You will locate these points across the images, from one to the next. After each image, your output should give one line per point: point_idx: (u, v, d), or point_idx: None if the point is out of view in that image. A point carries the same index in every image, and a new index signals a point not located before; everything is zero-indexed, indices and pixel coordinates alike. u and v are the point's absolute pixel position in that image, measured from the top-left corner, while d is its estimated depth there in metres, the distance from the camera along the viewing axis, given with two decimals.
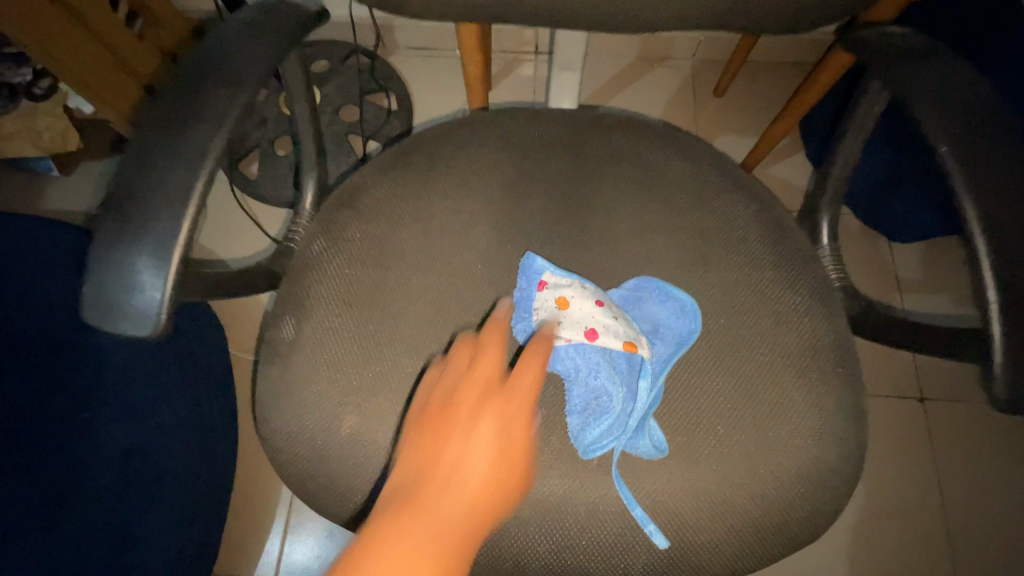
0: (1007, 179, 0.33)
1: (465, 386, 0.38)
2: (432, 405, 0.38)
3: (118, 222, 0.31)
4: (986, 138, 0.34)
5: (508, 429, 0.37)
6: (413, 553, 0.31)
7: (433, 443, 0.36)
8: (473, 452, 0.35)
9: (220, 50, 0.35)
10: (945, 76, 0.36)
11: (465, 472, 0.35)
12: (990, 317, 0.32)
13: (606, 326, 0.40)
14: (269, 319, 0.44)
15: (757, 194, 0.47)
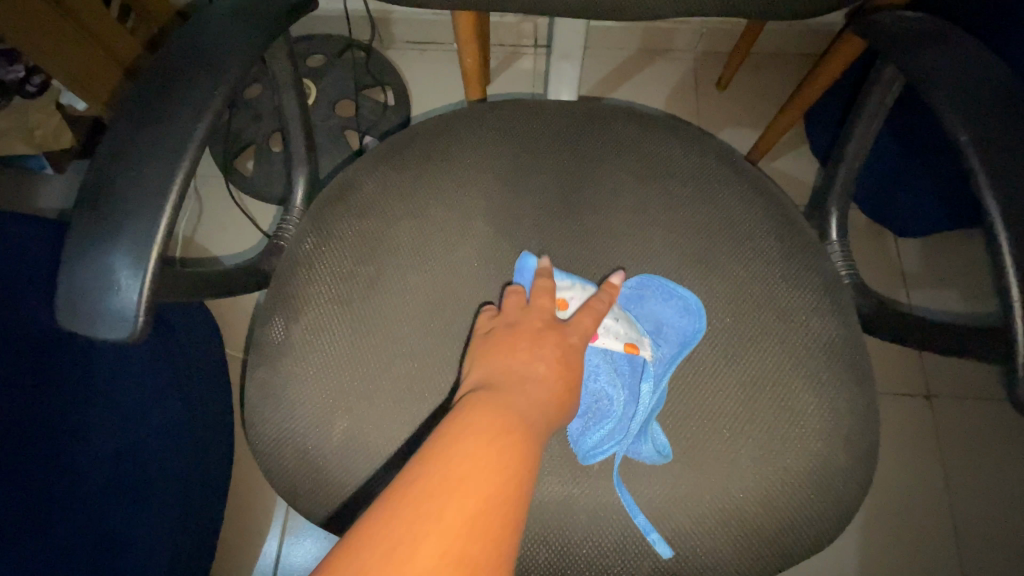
0: None
1: (524, 319, 0.38)
2: (494, 335, 0.38)
3: (93, 218, 0.30)
4: (1008, 124, 0.32)
5: (570, 353, 0.37)
6: (490, 444, 0.30)
7: (497, 364, 0.35)
8: (538, 371, 0.35)
9: (202, 37, 0.34)
10: (965, 61, 0.34)
11: (531, 386, 0.34)
12: (1013, 313, 0.31)
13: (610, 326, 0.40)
14: (258, 319, 0.43)
15: (763, 187, 0.46)
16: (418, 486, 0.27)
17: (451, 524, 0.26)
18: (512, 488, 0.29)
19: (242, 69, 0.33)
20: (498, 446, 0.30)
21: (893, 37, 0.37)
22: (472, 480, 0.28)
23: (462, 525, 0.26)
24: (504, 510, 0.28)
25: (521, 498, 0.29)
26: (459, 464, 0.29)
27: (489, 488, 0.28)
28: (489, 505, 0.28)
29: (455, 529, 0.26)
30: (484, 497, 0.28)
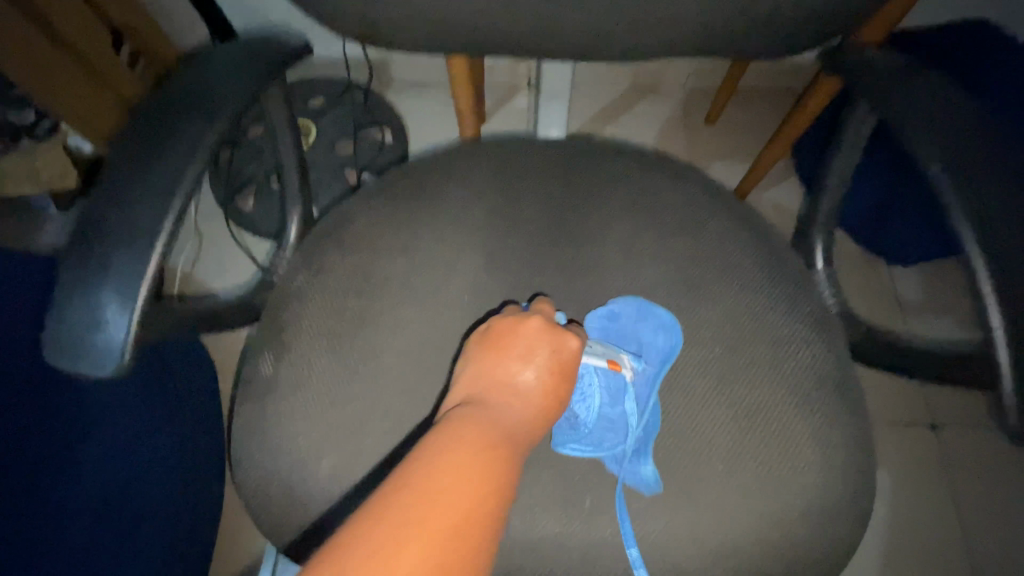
0: (1002, 198, 0.32)
1: (523, 320, 0.37)
2: (493, 333, 0.37)
3: (83, 256, 0.30)
4: (978, 157, 0.33)
5: (566, 360, 0.35)
6: (472, 459, 0.29)
7: (488, 376, 0.35)
8: (529, 385, 0.34)
9: (199, 81, 0.35)
10: (934, 96, 0.36)
11: (520, 401, 0.33)
12: (997, 343, 0.31)
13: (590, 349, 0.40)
14: (247, 354, 0.42)
15: (749, 218, 0.46)
16: (396, 499, 0.26)
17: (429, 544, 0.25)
18: (496, 510, 0.28)
19: (236, 110, 0.34)
20: (485, 463, 0.29)
21: (864, 74, 0.39)
22: (455, 498, 0.27)
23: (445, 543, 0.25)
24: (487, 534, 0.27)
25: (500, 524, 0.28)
26: (440, 479, 0.27)
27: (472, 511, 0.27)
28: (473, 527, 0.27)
29: (434, 553, 0.25)
30: (469, 517, 0.27)
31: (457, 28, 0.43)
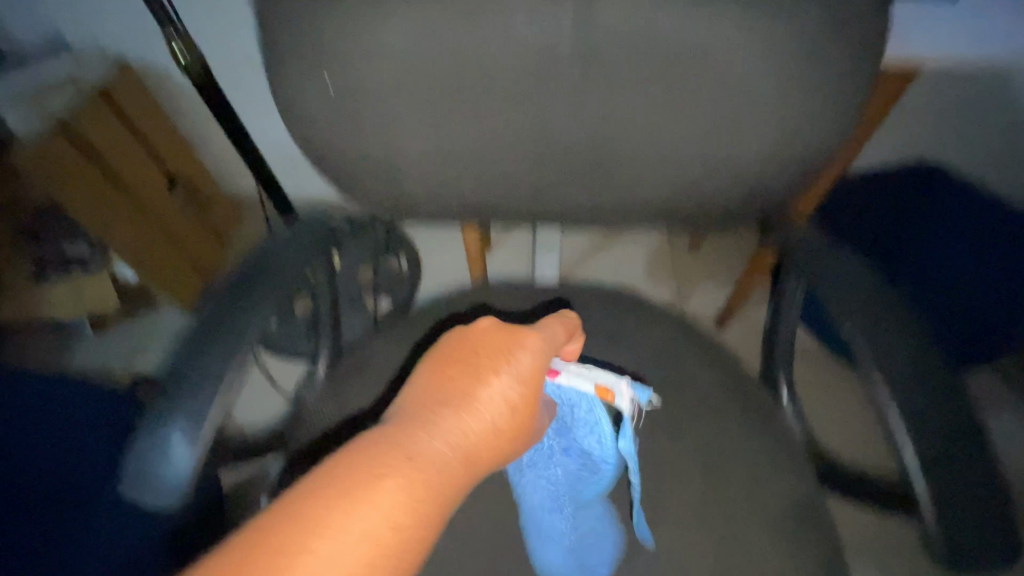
0: (915, 367, 0.39)
1: (487, 346, 0.42)
2: (459, 353, 0.42)
3: (160, 405, 0.37)
4: (889, 331, 0.41)
5: (522, 383, 0.41)
6: (409, 479, 0.34)
7: (450, 390, 0.39)
8: (486, 402, 0.39)
9: (261, 262, 0.44)
10: (853, 277, 0.44)
11: (472, 420, 0.38)
12: (924, 503, 0.36)
13: (602, 425, 0.46)
14: (279, 479, 0.49)
15: (716, 364, 0.56)
16: (342, 483, 0.32)
17: (361, 523, 0.31)
18: (423, 511, 0.33)
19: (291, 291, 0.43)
20: (420, 475, 0.34)
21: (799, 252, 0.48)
22: (393, 492, 0.33)
23: (377, 527, 0.31)
24: (418, 523, 0.33)
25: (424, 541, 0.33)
26: (373, 494, 0.32)
27: (407, 504, 0.33)
28: (404, 520, 0.32)
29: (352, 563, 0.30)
30: (392, 515, 0.32)
31: (467, 200, 0.53)
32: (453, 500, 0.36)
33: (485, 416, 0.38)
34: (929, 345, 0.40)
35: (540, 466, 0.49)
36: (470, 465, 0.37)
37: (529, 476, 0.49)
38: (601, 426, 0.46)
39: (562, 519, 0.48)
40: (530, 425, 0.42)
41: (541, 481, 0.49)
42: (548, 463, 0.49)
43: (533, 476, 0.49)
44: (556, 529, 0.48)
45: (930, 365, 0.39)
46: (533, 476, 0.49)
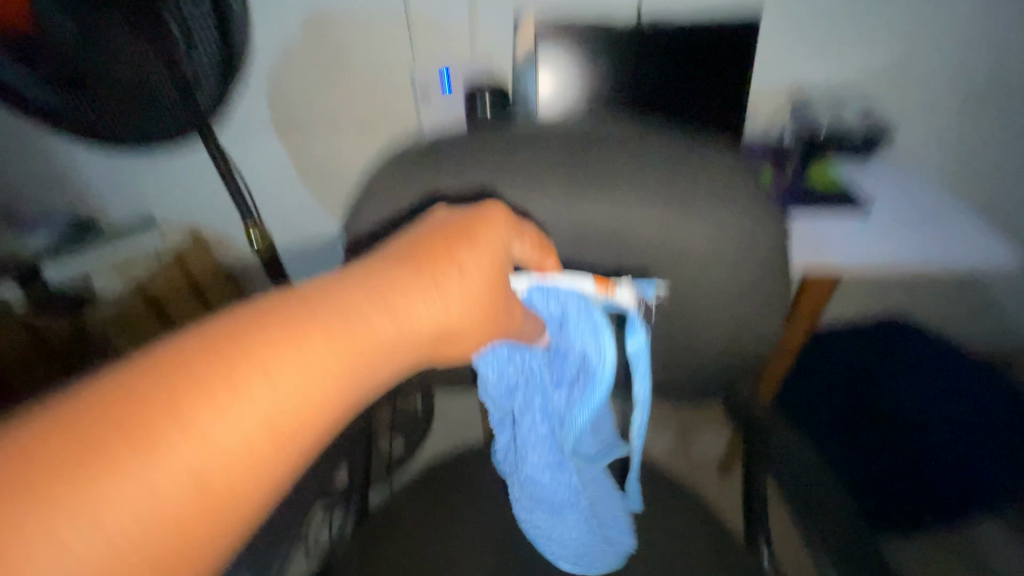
0: (844, 545, 0.46)
1: (457, 232, 0.39)
2: (429, 235, 0.38)
3: None
4: (822, 508, 0.49)
5: (480, 274, 0.37)
6: (322, 349, 0.31)
7: (412, 265, 0.36)
8: (444, 292, 0.36)
9: None
10: (792, 457, 0.54)
11: (423, 300, 0.35)
12: None
13: (606, 388, 0.46)
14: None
15: (707, 524, 0.61)
16: (229, 345, 0.29)
17: (260, 391, 0.28)
18: (327, 394, 0.31)
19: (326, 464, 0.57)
20: (327, 353, 0.31)
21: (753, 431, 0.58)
22: (287, 373, 0.29)
23: (282, 397, 0.29)
24: (337, 393, 0.32)
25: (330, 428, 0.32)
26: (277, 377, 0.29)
27: (322, 374, 0.31)
28: (319, 393, 0.31)
29: (241, 473, 0.28)
30: (302, 395, 0.30)
31: None
32: (382, 378, 0.35)
33: (429, 294, 0.35)
34: (858, 523, 0.48)
35: (539, 423, 0.51)
36: (407, 345, 0.35)
37: (527, 434, 0.52)
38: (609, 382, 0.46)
39: (557, 477, 0.52)
40: (498, 324, 0.40)
41: (539, 437, 0.52)
42: (549, 421, 0.51)
43: (532, 432, 0.51)
44: (552, 488, 0.53)
45: (856, 542, 0.46)
46: (531, 433, 0.52)
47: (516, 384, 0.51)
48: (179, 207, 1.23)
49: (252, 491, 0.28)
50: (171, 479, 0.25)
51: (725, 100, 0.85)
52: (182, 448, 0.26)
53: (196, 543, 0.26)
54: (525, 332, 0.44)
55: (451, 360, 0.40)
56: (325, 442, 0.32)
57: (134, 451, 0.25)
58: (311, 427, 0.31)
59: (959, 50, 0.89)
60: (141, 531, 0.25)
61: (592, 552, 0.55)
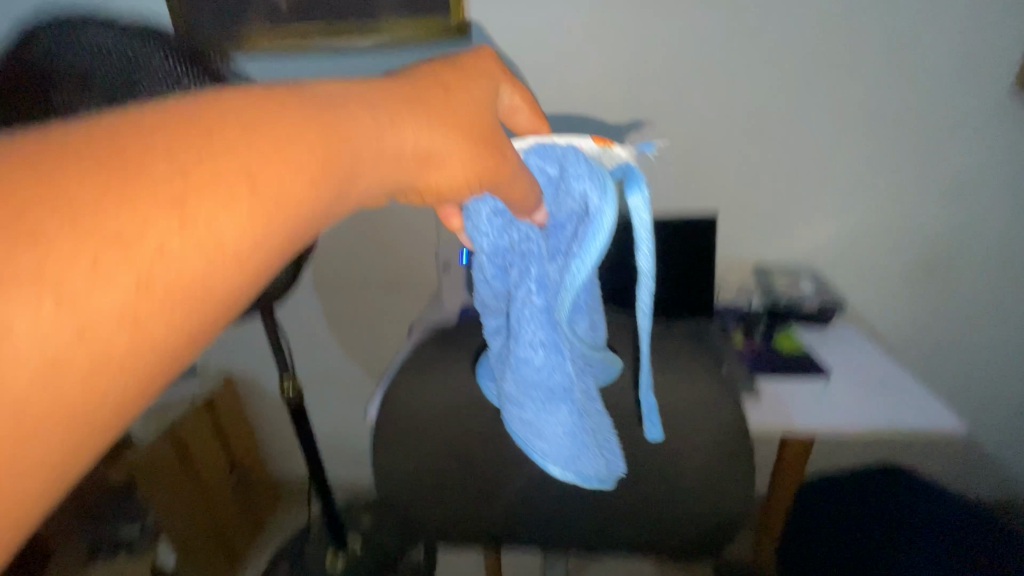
0: None
1: (466, 110, 0.36)
2: (427, 80, 0.36)
3: None
4: None
5: (482, 128, 0.36)
6: (257, 175, 0.25)
7: (423, 110, 0.34)
8: (405, 147, 0.33)
9: None
10: None
11: (420, 124, 0.33)
12: None
13: (608, 238, 0.37)
14: None
15: None
16: (206, 122, 0.25)
17: (217, 184, 0.24)
18: (283, 210, 0.26)
19: None
20: (285, 162, 0.27)
21: None
22: (231, 219, 0.24)
23: (240, 183, 0.25)
24: (294, 220, 0.27)
25: (303, 232, 0.28)
26: (226, 170, 0.24)
27: (276, 156, 0.26)
28: (267, 172, 0.26)
29: (160, 322, 0.23)
30: (261, 211, 0.25)
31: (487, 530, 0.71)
32: (352, 185, 0.31)
33: (426, 122, 0.34)
34: None
35: (533, 292, 0.42)
36: (396, 176, 0.33)
37: (519, 308, 0.43)
38: (603, 245, 0.37)
39: (555, 360, 0.44)
40: (494, 172, 0.36)
41: (534, 311, 0.43)
42: (542, 319, 0.43)
43: (526, 304, 0.43)
44: (540, 377, 0.44)
45: None
46: (525, 305, 0.43)
47: (508, 245, 0.44)
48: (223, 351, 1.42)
49: (217, 304, 0.25)
50: (195, 255, 0.23)
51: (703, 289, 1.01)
52: (133, 218, 0.22)
53: (126, 344, 0.22)
54: (520, 202, 0.38)
55: (442, 196, 0.37)
56: (286, 250, 0.28)
57: (75, 209, 0.21)
58: (277, 237, 0.27)
59: (893, 237, 1.07)
60: (65, 304, 0.20)
61: (590, 457, 0.45)
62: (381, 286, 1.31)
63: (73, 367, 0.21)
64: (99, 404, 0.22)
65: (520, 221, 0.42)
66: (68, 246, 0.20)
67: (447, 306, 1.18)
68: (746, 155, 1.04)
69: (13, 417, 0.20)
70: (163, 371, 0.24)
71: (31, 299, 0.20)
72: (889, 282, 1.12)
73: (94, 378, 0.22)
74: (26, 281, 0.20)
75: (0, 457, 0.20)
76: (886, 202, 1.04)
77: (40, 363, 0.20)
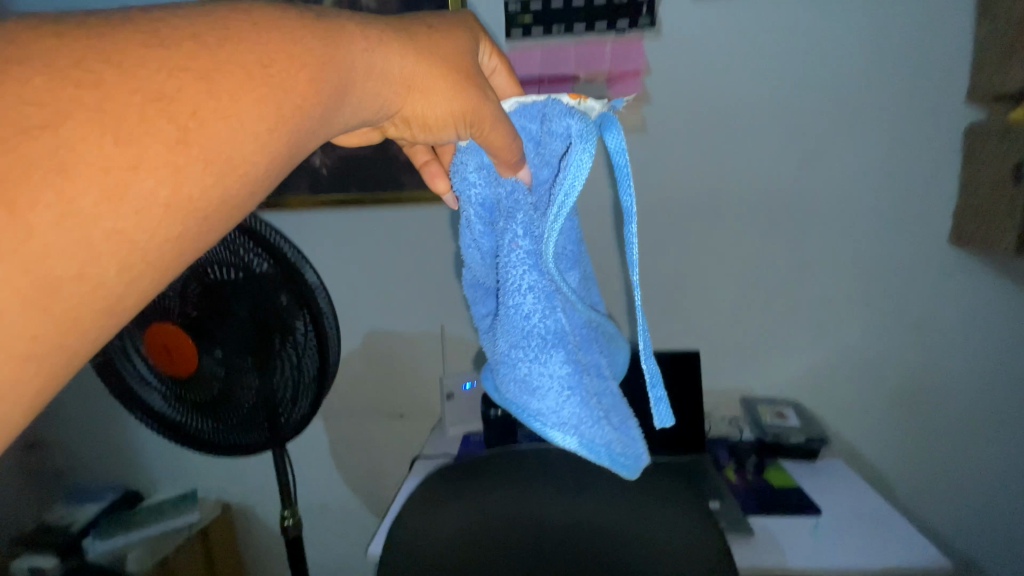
0: None
1: (440, 46, 0.43)
2: (411, 25, 0.43)
3: None
4: None
5: (457, 65, 0.43)
6: (283, 62, 0.33)
7: (408, 44, 0.41)
8: (402, 69, 0.40)
9: None
10: None
11: (409, 62, 0.41)
12: None
13: (587, 176, 0.41)
14: None
15: None
16: (227, 19, 0.32)
17: (225, 69, 0.30)
18: (307, 97, 0.34)
19: None
20: (301, 53, 0.34)
21: None
22: (257, 102, 0.31)
23: (247, 65, 0.31)
24: (286, 101, 0.33)
25: (316, 115, 0.35)
26: (259, 54, 0.32)
27: (282, 51, 0.33)
28: (273, 66, 0.32)
29: (203, 162, 0.30)
30: (281, 92, 0.32)
31: None
32: (347, 93, 0.37)
33: (409, 52, 0.41)
34: None
35: (519, 236, 0.44)
36: (399, 99, 0.41)
37: (507, 254, 0.44)
38: (583, 182, 0.41)
39: (547, 309, 0.44)
40: (469, 108, 0.42)
41: (523, 257, 0.44)
42: (531, 263, 0.44)
43: (514, 249, 0.44)
44: (532, 326, 0.44)
45: None
46: (513, 251, 0.44)
47: (495, 199, 0.47)
48: (225, 479, 1.44)
49: (224, 159, 0.31)
50: (236, 121, 0.31)
51: (689, 423, 1.06)
52: (167, 82, 0.29)
53: (151, 169, 0.28)
54: (498, 149, 0.43)
55: (429, 130, 0.44)
56: (287, 126, 0.33)
57: (130, 75, 0.28)
58: (275, 114, 0.32)
59: (858, 368, 1.20)
60: (117, 137, 0.27)
61: (591, 419, 0.43)
62: (386, 415, 1.37)
63: (140, 180, 0.27)
64: (136, 220, 0.28)
65: (504, 176, 0.46)
66: (125, 96, 0.27)
67: (449, 435, 1.23)
68: (720, 296, 1.21)
69: (74, 215, 0.26)
70: (186, 210, 0.30)
71: (97, 124, 0.27)
72: (862, 410, 1.22)
73: (134, 197, 0.27)
74: (95, 112, 0.27)
75: (48, 246, 0.25)
76: (845, 336, 1.19)
77: (101, 171, 0.26)
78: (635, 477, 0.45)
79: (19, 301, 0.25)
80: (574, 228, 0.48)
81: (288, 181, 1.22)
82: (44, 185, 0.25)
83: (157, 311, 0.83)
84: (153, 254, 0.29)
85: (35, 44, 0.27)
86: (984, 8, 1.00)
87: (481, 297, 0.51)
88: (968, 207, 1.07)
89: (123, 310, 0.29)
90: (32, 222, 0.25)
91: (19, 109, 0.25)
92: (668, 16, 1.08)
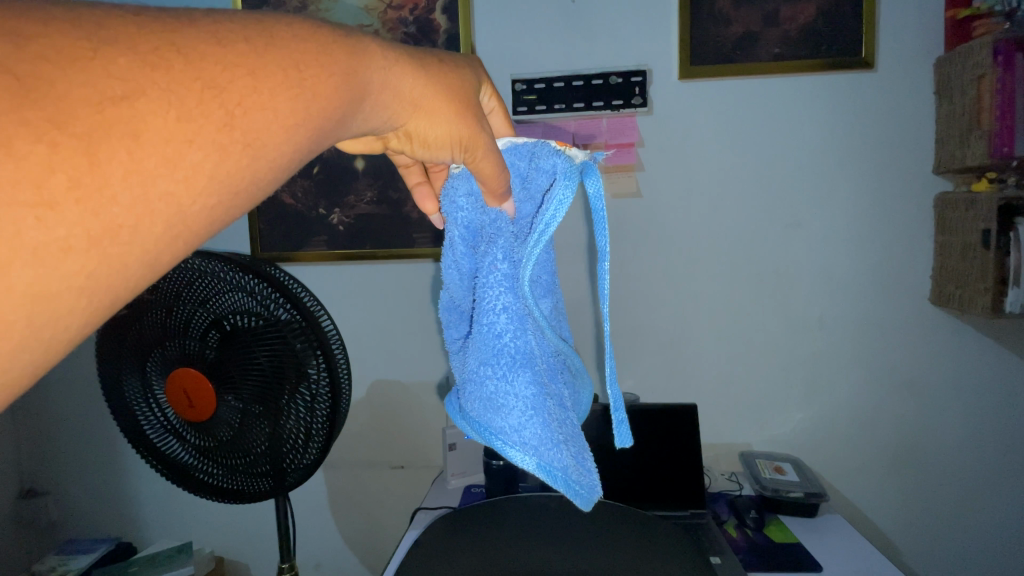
0: None
1: (449, 79, 0.46)
2: (425, 52, 0.45)
3: None
4: None
5: (461, 96, 0.46)
6: (314, 73, 0.35)
7: (417, 68, 0.43)
8: (409, 88, 0.43)
9: None
10: None
11: (416, 84, 0.43)
12: None
13: (566, 211, 0.46)
14: None
15: None
16: (270, 28, 0.34)
17: (267, 68, 0.32)
18: (326, 102, 0.35)
19: None
20: (326, 64, 0.35)
21: None
22: (290, 106, 0.33)
23: (285, 66, 0.33)
24: (314, 104, 0.34)
25: (333, 115, 0.36)
26: (295, 60, 0.34)
27: (312, 59, 0.35)
28: (306, 69, 0.34)
29: (230, 148, 0.31)
30: (307, 99, 0.34)
31: None
32: (362, 103, 0.39)
33: (419, 76, 0.43)
34: None
35: (499, 259, 0.48)
36: (402, 117, 0.43)
37: (486, 275, 0.49)
38: (561, 217, 0.46)
39: (519, 330, 0.48)
40: (469, 135, 0.46)
41: (500, 278, 0.48)
42: (507, 285, 0.48)
43: (493, 270, 0.48)
44: (503, 344, 0.48)
45: None
46: (491, 273, 0.48)
47: (480, 225, 0.52)
48: (221, 531, 1.42)
49: (259, 146, 0.32)
50: (265, 120, 0.32)
51: (689, 473, 1.07)
52: (220, 73, 0.30)
53: (203, 144, 0.29)
54: (487, 177, 0.48)
55: (428, 147, 0.47)
56: (313, 125, 0.35)
57: (195, 67, 0.29)
58: (304, 110, 0.34)
59: (852, 425, 1.23)
60: (179, 114, 0.28)
61: (550, 441, 0.47)
62: (387, 467, 1.37)
63: (187, 154, 0.29)
64: (184, 185, 0.29)
65: (490, 206, 0.51)
66: (185, 82, 0.29)
67: (450, 487, 1.24)
68: (713, 350, 1.25)
69: (140, 173, 0.27)
70: (226, 185, 0.31)
71: (165, 101, 0.28)
72: (858, 466, 1.24)
73: (187, 164, 0.29)
74: (164, 90, 0.28)
75: (116, 197, 0.27)
76: (838, 393, 1.22)
77: (162, 139, 0.28)
78: (588, 507, 0.48)
79: (85, 238, 0.26)
80: (549, 259, 0.53)
81: (305, 238, 1.30)
82: (118, 145, 0.27)
83: (181, 359, 0.88)
84: (193, 219, 0.30)
85: (114, 30, 0.28)
86: (940, 95, 1.11)
87: (455, 320, 0.56)
88: (943, 273, 1.14)
89: (158, 268, 0.30)
90: (105, 175, 0.26)
91: (101, 79, 0.26)
92: (658, 97, 1.20)
